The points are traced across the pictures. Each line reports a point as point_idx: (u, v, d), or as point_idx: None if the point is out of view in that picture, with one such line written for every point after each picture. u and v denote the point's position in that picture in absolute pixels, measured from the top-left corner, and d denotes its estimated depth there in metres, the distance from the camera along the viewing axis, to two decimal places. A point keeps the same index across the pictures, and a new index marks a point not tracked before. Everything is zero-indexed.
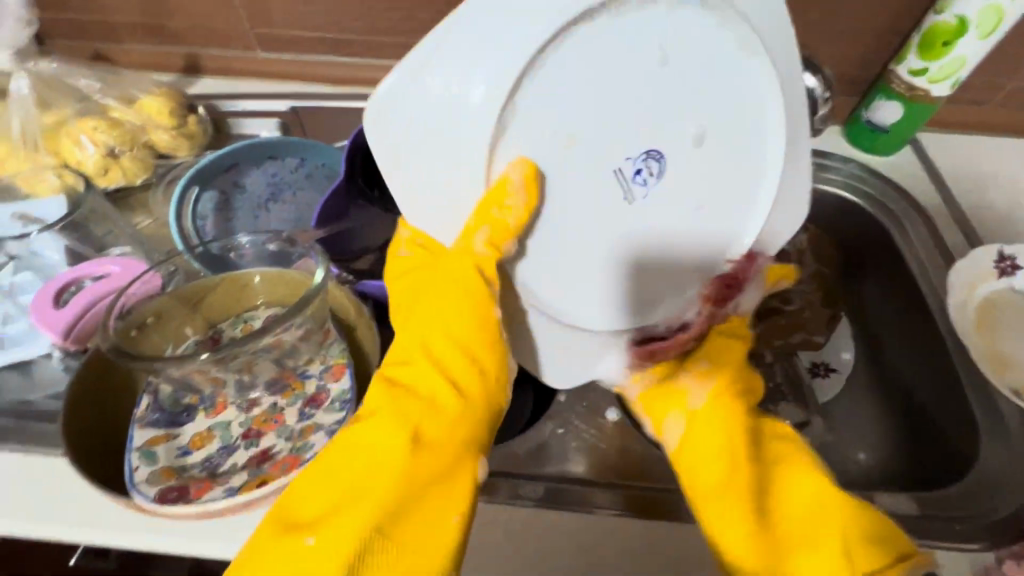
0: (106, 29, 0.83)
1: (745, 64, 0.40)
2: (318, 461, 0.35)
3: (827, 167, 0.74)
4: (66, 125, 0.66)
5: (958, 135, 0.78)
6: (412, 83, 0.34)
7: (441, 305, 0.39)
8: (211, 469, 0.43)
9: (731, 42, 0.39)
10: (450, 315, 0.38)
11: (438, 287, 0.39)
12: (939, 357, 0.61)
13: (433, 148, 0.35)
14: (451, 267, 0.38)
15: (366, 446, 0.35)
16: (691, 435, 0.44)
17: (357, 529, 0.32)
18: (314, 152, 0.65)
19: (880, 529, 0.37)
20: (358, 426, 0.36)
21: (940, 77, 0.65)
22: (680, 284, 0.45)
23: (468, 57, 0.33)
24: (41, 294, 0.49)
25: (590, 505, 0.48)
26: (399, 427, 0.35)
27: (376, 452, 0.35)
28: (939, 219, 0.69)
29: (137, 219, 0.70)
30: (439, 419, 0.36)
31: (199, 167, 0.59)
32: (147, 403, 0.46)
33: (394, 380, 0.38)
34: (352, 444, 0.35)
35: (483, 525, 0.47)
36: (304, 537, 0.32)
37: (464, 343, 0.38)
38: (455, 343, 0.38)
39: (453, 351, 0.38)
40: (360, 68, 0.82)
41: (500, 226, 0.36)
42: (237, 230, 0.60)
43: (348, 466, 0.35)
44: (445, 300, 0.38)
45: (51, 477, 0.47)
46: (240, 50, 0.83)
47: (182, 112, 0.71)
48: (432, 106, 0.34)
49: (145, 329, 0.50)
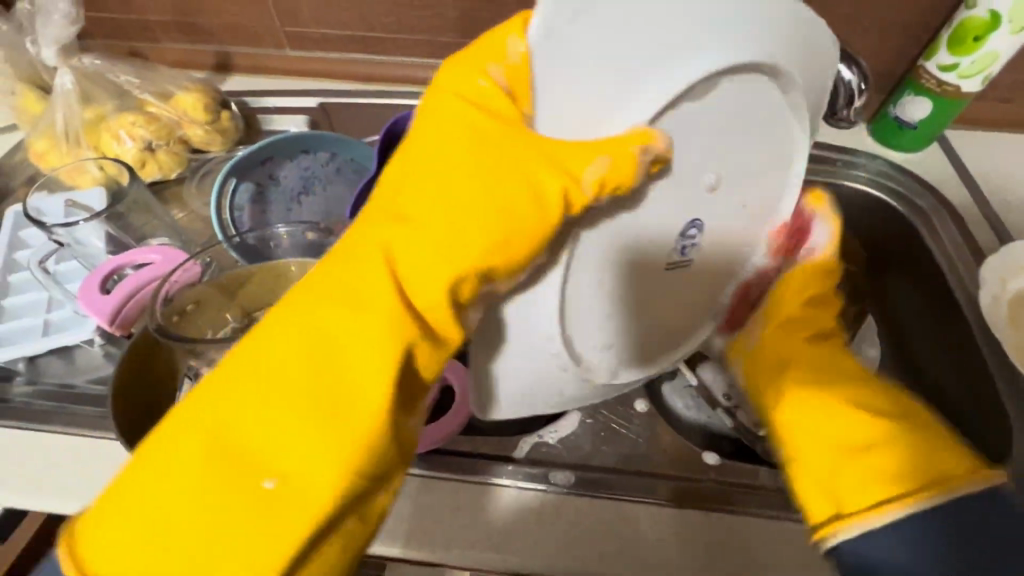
0: (142, 28, 0.85)
1: (783, 111, 0.41)
2: (222, 410, 0.28)
3: (854, 163, 0.74)
4: (105, 119, 0.67)
5: (987, 132, 0.77)
6: (559, 69, 0.32)
7: (438, 209, 0.32)
8: None
9: (767, 100, 0.39)
10: (432, 229, 0.32)
11: (442, 195, 0.32)
12: (970, 353, 0.60)
13: (577, 121, 0.33)
14: (491, 169, 0.32)
15: (288, 394, 0.28)
16: (757, 372, 0.48)
17: (310, 483, 0.28)
18: (346, 147, 0.66)
19: (910, 447, 0.38)
20: (271, 365, 0.29)
21: (972, 72, 0.64)
22: (721, 288, 0.47)
23: (610, 74, 0.32)
24: (88, 281, 0.51)
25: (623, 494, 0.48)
26: (336, 374, 0.29)
27: (307, 401, 0.29)
28: (968, 217, 0.69)
29: (173, 212, 0.72)
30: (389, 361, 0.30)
31: (237, 159, 0.61)
32: (190, 387, 0.48)
33: (315, 303, 0.31)
34: (265, 391, 0.28)
35: (515, 511, 0.47)
36: (255, 482, 0.28)
37: (428, 266, 0.32)
38: (417, 271, 0.32)
39: (408, 278, 0.32)
40: (387, 66, 0.84)
41: (615, 172, 0.33)
42: (272, 222, 0.62)
43: (258, 418, 0.28)
44: (444, 207, 0.32)
45: (102, 456, 0.49)
46: (270, 48, 0.85)
47: (216, 107, 0.73)
48: (579, 92, 0.32)
49: (186, 316, 0.52)
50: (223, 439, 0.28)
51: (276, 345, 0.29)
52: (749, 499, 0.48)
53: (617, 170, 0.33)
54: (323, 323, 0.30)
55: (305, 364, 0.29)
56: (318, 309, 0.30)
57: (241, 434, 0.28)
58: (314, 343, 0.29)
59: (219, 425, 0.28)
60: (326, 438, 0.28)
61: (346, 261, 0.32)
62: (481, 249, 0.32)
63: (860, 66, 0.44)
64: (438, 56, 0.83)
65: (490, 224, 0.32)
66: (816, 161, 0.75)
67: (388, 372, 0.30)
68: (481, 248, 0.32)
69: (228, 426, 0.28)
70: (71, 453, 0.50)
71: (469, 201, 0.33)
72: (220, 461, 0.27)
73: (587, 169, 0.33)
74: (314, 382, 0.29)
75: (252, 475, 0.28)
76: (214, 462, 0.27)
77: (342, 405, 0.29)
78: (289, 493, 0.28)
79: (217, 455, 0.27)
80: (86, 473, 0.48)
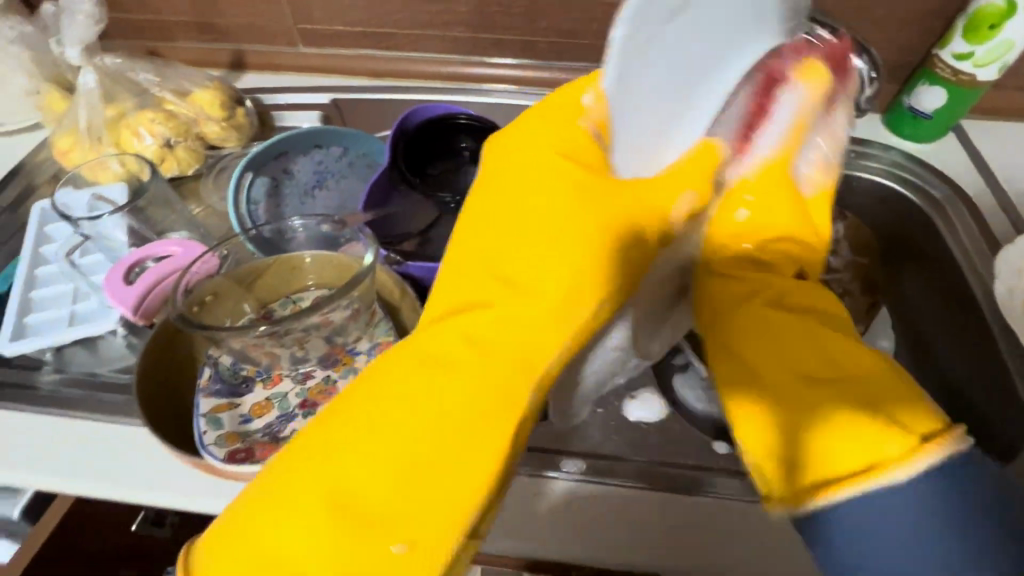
0: (159, 28, 0.87)
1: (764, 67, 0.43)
2: (348, 463, 0.28)
3: (868, 154, 0.73)
4: (126, 117, 0.69)
5: (1003, 121, 0.76)
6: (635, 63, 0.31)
7: (520, 263, 0.34)
8: (272, 434, 0.45)
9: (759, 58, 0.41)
10: (519, 278, 0.34)
11: (517, 255, 0.35)
12: (985, 343, 0.60)
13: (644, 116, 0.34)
14: (572, 223, 0.35)
15: (412, 447, 0.28)
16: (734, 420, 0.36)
17: (443, 537, 0.28)
18: (358, 142, 0.68)
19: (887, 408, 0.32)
20: (389, 416, 0.29)
21: (987, 60, 0.63)
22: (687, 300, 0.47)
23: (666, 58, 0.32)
24: (111, 273, 0.52)
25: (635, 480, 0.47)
26: (455, 420, 0.29)
27: (433, 456, 0.28)
28: (984, 207, 0.68)
29: (191, 207, 0.74)
30: (500, 404, 0.30)
31: (253, 154, 0.62)
32: (209, 373, 0.49)
33: (430, 358, 0.32)
34: (390, 441, 0.28)
35: (526, 497, 0.48)
36: (388, 545, 0.27)
37: (523, 311, 0.33)
38: (519, 312, 0.33)
39: (513, 318, 0.33)
40: (398, 62, 0.85)
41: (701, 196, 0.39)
42: (287, 214, 0.63)
43: (379, 471, 0.28)
44: (523, 261, 0.34)
45: (126, 441, 0.51)
46: (283, 46, 0.86)
47: (232, 104, 0.74)
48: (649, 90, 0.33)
49: (206, 305, 0.53)
50: (346, 495, 0.27)
51: (392, 397, 0.30)
52: None
53: (699, 200, 0.38)
54: (434, 373, 0.31)
55: (423, 414, 0.29)
56: (431, 359, 0.31)
57: (364, 489, 0.28)
58: (432, 391, 0.30)
59: (342, 480, 0.28)
60: (460, 480, 0.28)
61: (451, 327, 0.33)
62: (581, 299, 0.34)
63: (870, 54, 0.44)
64: (448, 52, 0.84)
65: (590, 266, 0.35)
66: None
67: (505, 423, 0.30)
68: (579, 290, 0.34)
69: (351, 481, 0.28)
70: (97, 439, 0.51)
71: (563, 249, 0.35)
72: (347, 519, 0.27)
73: (678, 205, 0.38)
74: (432, 431, 0.29)
75: (380, 537, 0.27)
76: (346, 525, 0.27)
77: (460, 451, 0.29)
78: (413, 553, 0.27)
79: (347, 513, 0.27)
80: (112, 459, 0.50)
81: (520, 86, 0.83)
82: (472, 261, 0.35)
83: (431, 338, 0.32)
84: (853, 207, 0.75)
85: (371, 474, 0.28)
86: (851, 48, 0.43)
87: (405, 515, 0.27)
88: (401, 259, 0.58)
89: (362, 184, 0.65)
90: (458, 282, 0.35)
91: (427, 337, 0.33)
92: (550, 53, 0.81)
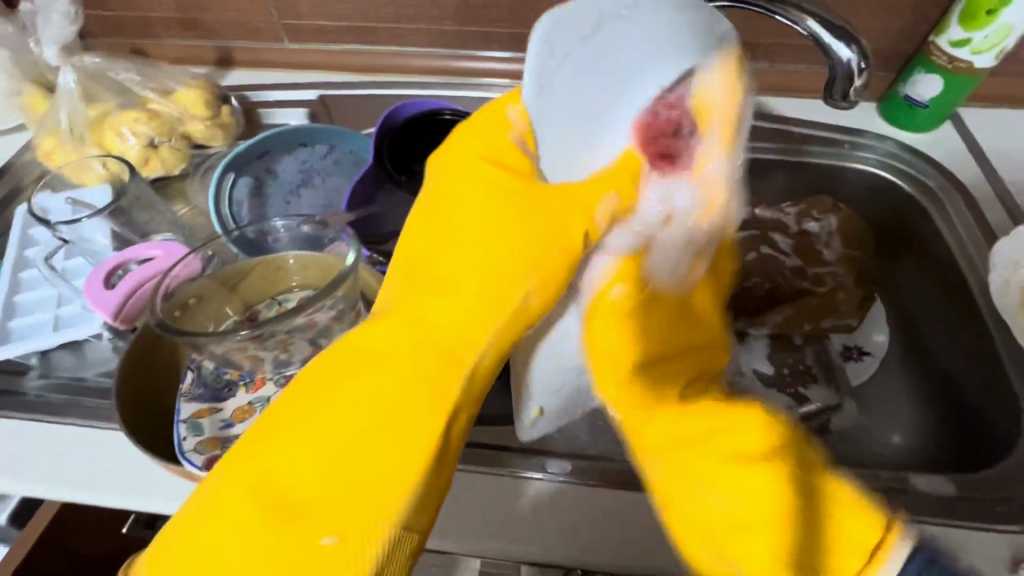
0: (143, 25, 0.86)
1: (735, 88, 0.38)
2: (279, 459, 0.27)
3: (860, 144, 0.72)
4: (109, 117, 0.69)
5: (1002, 109, 0.75)
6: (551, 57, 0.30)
7: (461, 250, 0.32)
8: None
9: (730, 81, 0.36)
10: (459, 267, 0.31)
11: (459, 240, 0.32)
12: (980, 337, 0.59)
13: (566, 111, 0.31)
14: (516, 211, 0.32)
15: (341, 445, 0.27)
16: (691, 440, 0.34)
17: (376, 529, 0.27)
18: (343, 139, 0.67)
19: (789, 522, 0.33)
20: (321, 411, 0.28)
21: (985, 47, 0.62)
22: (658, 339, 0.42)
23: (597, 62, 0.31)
24: (91, 276, 0.52)
25: (617, 481, 0.48)
26: (387, 415, 0.28)
27: (361, 452, 0.27)
28: (981, 197, 0.67)
29: (177, 207, 0.73)
30: (432, 396, 0.29)
31: (235, 154, 0.61)
32: (191, 378, 0.49)
33: (366, 349, 0.30)
34: (323, 438, 0.27)
35: (510, 499, 0.48)
36: (318, 538, 0.26)
37: (465, 299, 0.30)
38: (460, 300, 0.30)
39: (453, 305, 0.30)
40: (385, 56, 0.83)
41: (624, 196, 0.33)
42: (271, 215, 0.62)
43: (313, 468, 0.26)
44: (463, 247, 0.32)
45: (112, 445, 0.51)
46: (269, 41, 0.85)
47: (216, 102, 0.73)
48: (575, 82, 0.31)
49: (188, 310, 0.53)
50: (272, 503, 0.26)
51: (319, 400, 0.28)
52: None
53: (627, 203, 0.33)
54: (362, 375, 0.29)
55: (352, 411, 0.28)
56: (360, 363, 0.29)
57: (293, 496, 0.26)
58: (352, 394, 0.28)
59: (273, 480, 0.26)
60: (390, 472, 0.27)
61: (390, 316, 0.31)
62: (519, 286, 0.31)
63: (862, 44, 0.42)
64: (436, 45, 0.82)
65: (533, 252, 0.32)
66: (823, 144, 0.73)
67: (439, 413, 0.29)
68: (513, 281, 0.31)
69: (282, 488, 0.27)
70: (82, 444, 0.51)
71: (498, 234, 0.32)
72: (281, 517, 0.26)
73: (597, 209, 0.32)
74: (359, 432, 0.27)
75: (309, 532, 0.26)
76: (277, 521, 0.26)
77: (387, 452, 0.27)
78: (344, 550, 0.26)
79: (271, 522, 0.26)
80: (97, 464, 0.50)
81: (509, 79, 0.81)
82: (416, 249, 0.33)
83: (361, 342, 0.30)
84: (848, 199, 0.74)
85: (295, 484, 0.27)
86: (841, 38, 0.42)
87: (335, 512, 0.26)
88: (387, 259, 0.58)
89: (348, 182, 0.65)
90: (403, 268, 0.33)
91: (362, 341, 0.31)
92: None
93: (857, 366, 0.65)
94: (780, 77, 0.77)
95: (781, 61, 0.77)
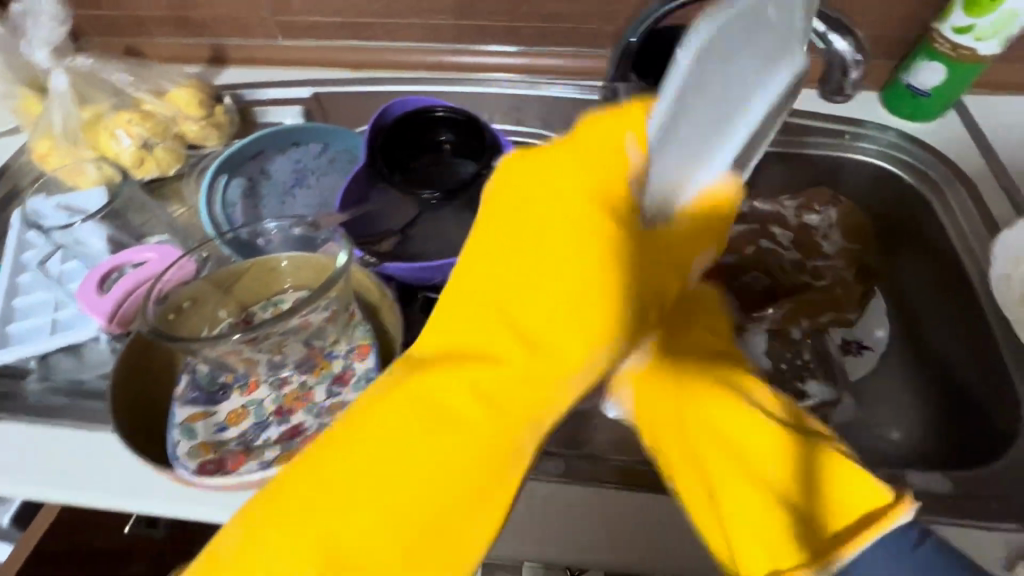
0: (136, 24, 0.85)
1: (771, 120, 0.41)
2: (360, 459, 0.31)
3: (861, 134, 0.71)
4: (103, 118, 0.68)
5: (1007, 96, 0.73)
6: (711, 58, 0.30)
7: (545, 285, 0.36)
8: (246, 443, 0.46)
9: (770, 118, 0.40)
10: (546, 307, 0.36)
11: (545, 276, 0.36)
12: (981, 331, 0.58)
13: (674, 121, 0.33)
14: (572, 254, 0.37)
15: (415, 470, 0.31)
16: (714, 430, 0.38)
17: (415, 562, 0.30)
18: (337, 137, 0.66)
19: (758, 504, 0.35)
20: (410, 428, 0.32)
21: (989, 33, 0.60)
22: None
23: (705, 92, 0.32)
24: (86, 280, 0.52)
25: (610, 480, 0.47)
26: (456, 453, 0.32)
27: (424, 481, 0.31)
28: (984, 187, 0.66)
29: (172, 208, 0.73)
30: (490, 445, 0.33)
31: (227, 155, 0.61)
32: (186, 382, 0.49)
33: (450, 359, 0.35)
34: (403, 459, 0.31)
35: (504, 498, 0.48)
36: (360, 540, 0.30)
37: (532, 358, 0.35)
38: (539, 356, 0.35)
39: (533, 355, 0.35)
40: (380, 52, 0.83)
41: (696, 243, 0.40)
42: (264, 216, 0.62)
43: (385, 481, 0.31)
44: (548, 284, 0.36)
45: (110, 448, 0.51)
46: (262, 38, 0.84)
47: (210, 102, 0.73)
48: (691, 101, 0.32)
49: (183, 313, 0.53)
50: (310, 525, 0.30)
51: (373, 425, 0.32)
52: None
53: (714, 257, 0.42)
54: (428, 406, 0.33)
55: (431, 435, 0.32)
56: (423, 394, 0.33)
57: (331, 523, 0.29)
58: (438, 425, 0.32)
59: (352, 482, 0.30)
60: (439, 511, 0.31)
61: (476, 338, 0.35)
62: (586, 345, 0.36)
63: (858, 36, 0.41)
64: (430, 40, 0.81)
65: (599, 312, 0.37)
66: (824, 134, 0.72)
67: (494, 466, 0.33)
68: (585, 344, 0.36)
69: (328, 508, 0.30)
70: (80, 447, 0.52)
71: (573, 296, 0.36)
72: (350, 509, 0.30)
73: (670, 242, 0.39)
74: (421, 465, 0.31)
75: (360, 530, 0.30)
76: (344, 514, 0.30)
77: (446, 501, 0.31)
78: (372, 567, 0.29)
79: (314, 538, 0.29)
80: (95, 468, 0.50)
81: (504, 72, 0.81)
82: (500, 269, 0.37)
83: (432, 368, 0.34)
84: (848, 191, 0.73)
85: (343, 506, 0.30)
86: (836, 30, 0.41)
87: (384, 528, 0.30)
88: (379, 261, 0.57)
89: (341, 180, 0.64)
90: (483, 282, 0.37)
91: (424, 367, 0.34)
92: (535, 38, 0.79)
93: (855, 361, 0.64)
94: None
95: None
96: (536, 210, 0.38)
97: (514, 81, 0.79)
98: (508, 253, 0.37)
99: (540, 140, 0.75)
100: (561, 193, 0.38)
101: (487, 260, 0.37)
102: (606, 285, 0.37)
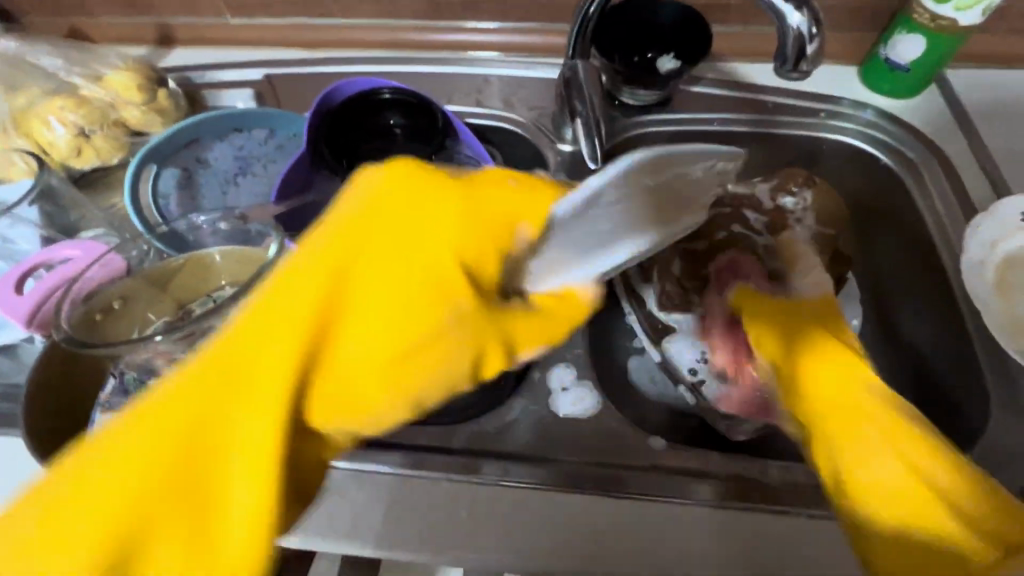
0: (77, 3, 0.80)
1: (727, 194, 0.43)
2: (118, 464, 0.29)
3: (838, 113, 0.67)
4: (34, 105, 0.65)
5: (992, 70, 0.69)
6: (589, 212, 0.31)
7: (361, 306, 0.30)
8: None
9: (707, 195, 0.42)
10: (356, 329, 0.30)
11: (373, 287, 0.30)
12: (951, 321, 0.56)
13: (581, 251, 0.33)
14: (433, 288, 0.30)
15: (151, 490, 0.29)
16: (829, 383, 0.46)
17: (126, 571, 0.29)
18: (283, 121, 0.63)
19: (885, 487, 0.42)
20: (153, 452, 0.29)
21: (970, 2, 0.57)
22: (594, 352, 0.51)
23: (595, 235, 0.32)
24: (5, 278, 0.50)
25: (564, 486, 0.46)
26: (185, 484, 0.29)
27: (150, 505, 0.29)
28: (964, 169, 0.63)
29: (116, 199, 0.70)
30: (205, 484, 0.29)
31: (156, 143, 0.58)
32: (112, 387, 0.47)
33: (231, 375, 0.29)
34: (145, 481, 0.28)
35: (447, 506, 0.45)
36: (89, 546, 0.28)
37: (317, 396, 0.30)
38: (322, 392, 0.30)
39: (311, 391, 0.30)
40: (333, 30, 0.78)
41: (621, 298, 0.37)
42: (202, 208, 0.59)
43: (123, 495, 0.28)
44: (366, 306, 0.30)
45: None
46: (211, 17, 0.80)
47: (151, 86, 0.69)
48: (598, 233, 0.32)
49: (112, 314, 0.50)
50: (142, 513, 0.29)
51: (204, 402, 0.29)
52: (707, 488, 0.46)
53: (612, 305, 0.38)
54: (243, 434, 0.29)
55: (179, 462, 0.29)
56: (238, 412, 0.29)
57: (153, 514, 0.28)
58: (184, 453, 0.29)
59: (102, 482, 0.29)
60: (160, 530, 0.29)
61: (269, 361, 0.29)
62: (380, 398, 0.30)
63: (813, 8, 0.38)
64: (384, 16, 0.77)
65: (414, 357, 0.29)
66: (797, 114, 0.68)
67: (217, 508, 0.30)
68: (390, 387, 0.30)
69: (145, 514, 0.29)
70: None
71: (393, 324, 0.29)
72: (106, 512, 0.28)
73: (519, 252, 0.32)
74: (169, 483, 0.29)
75: (90, 533, 0.28)
76: (92, 512, 0.28)
77: (176, 527, 0.29)
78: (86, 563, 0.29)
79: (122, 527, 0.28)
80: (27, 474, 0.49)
81: (465, 51, 0.76)
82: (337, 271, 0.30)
83: (251, 384, 0.29)
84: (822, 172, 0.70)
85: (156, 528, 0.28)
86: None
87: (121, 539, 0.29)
88: None
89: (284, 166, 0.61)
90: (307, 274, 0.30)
91: (241, 373, 0.29)
92: (494, 13, 0.75)
93: None
94: (753, 39, 0.71)
95: (754, 21, 0.71)
96: (395, 208, 0.31)
97: (473, 59, 0.75)
98: (353, 291, 0.30)
99: (500, 122, 0.72)
100: (427, 205, 0.31)
101: (328, 273, 0.30)
102: (434, 377, 0.30)
